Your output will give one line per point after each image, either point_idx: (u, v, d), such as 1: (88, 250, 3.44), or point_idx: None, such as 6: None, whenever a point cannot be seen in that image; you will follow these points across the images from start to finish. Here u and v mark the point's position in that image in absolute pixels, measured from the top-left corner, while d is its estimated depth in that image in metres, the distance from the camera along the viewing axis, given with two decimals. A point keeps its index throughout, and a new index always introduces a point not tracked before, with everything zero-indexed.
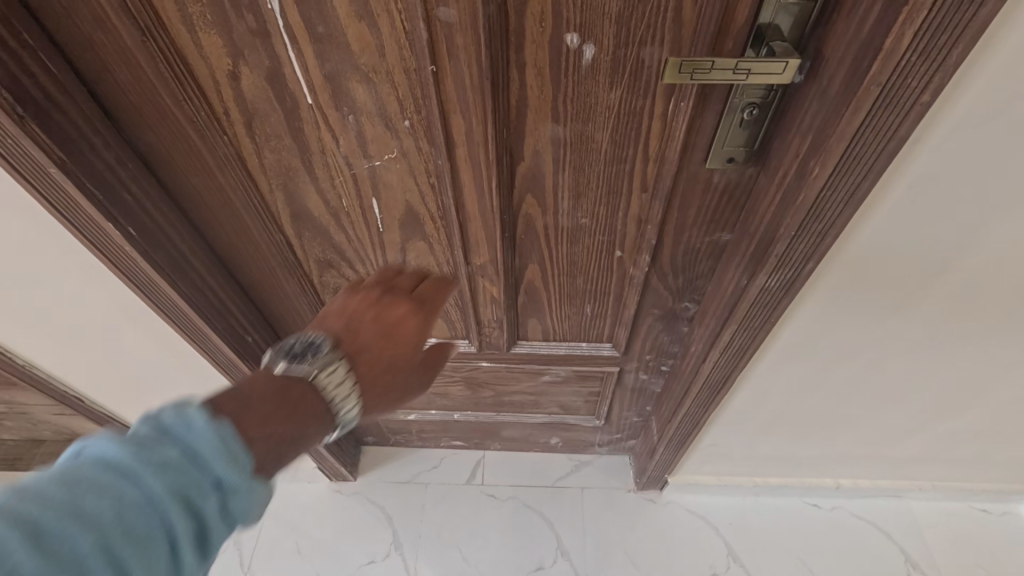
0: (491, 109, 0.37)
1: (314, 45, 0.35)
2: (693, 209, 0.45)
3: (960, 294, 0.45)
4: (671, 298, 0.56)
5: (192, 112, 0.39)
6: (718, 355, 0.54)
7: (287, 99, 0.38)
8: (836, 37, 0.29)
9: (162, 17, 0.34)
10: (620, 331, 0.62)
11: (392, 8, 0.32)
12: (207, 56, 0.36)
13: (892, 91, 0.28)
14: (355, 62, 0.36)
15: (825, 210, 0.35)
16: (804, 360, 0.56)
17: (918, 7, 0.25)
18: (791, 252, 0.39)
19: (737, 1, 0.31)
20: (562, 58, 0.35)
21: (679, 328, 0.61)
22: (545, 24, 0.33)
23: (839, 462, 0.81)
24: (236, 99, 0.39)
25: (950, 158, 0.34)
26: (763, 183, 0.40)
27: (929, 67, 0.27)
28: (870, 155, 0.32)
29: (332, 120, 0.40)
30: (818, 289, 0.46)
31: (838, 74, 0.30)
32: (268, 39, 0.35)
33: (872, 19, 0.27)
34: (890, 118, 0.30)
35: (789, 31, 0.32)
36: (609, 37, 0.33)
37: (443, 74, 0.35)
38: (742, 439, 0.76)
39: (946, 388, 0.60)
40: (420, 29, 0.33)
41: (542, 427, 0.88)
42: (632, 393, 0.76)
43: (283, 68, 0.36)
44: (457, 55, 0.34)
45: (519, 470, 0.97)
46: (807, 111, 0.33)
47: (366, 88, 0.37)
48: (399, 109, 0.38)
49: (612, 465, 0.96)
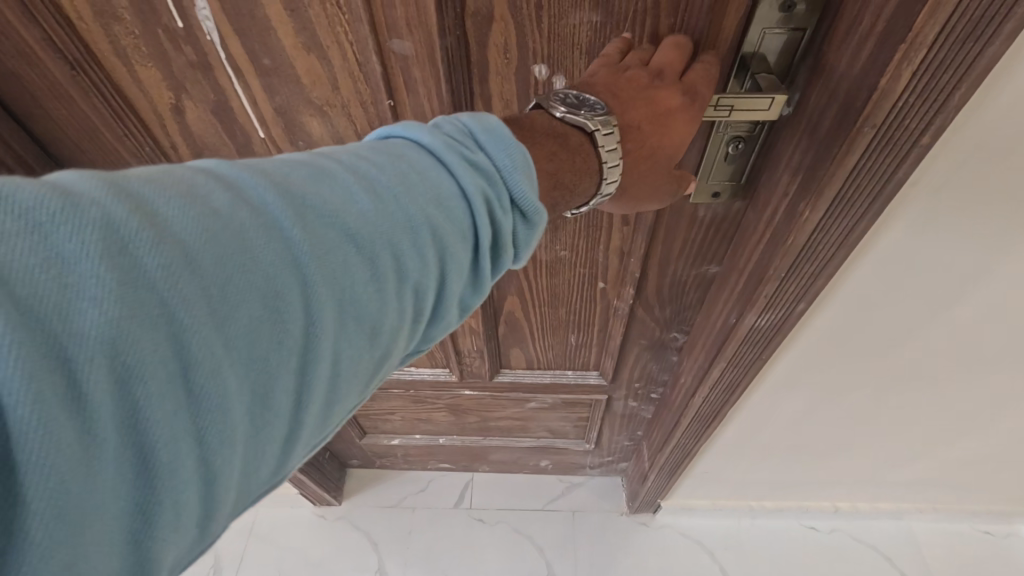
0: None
1: (261, 78, 0.32)
2: (678, 242, 0.42)
3: (966, 328, 0.43)
4: (659, 329, 0.53)
5: (136, 148, 0.36)
6: (709, 389, 0.51)
7: (237, 133, 0.35)
8: (826, 71, 0.27)
9: (93, 50, 0.31)
10: (607, 360, 0.59)
11: (342, 40, 0.29)
12: (147, 90, 0.33)
13: (888, 132, 0.26)
14: (307, 94, 0.33)
15: (816, 251, 0.33)
16: (799, 391, 0.54)
17: (916, 45, 0.23)
18: (781, 292, 0.37)
19: (719, 26, 0.28)
20: (530, 90, 0.32)
21: (668, 358, 0.58)
22: (510, 55, 0.30)
23: (837, 487, 0.78)
24: (183, 134, 0.36)
25: (954, 195, 0.31)
26: (751, 219, 0.37)
27: (928, 107, 0.24)
28: (865, 197, 0.29)
29: (289, 154, 0.37)
30: (813, 323, 0.43)
31: (828, 112, 0.27)
32: (210, 71, 0.32)
33: (865, 54, 0.24)
34: (885, 160, 0.27)
35: (775, 59, 0.29)
36: (581, 68, 0.31)
37: (403, 108, 0.32)
38: (736, 466, 0.73)
39: (948, 419, 0.58)
40: (373, 61, 0.30)
41: (530, 450, 0.86)
42: (622, 418, 0.73)
43: (229, 101, 0.33)
44: (415, 88, 0.31)
45: (508, 493, 0.94)
46: (796, 148, 0.30)
47: (321, 121, 0.34)
48: (359, 142, 0.35)
49: (604, 487, 0.94)
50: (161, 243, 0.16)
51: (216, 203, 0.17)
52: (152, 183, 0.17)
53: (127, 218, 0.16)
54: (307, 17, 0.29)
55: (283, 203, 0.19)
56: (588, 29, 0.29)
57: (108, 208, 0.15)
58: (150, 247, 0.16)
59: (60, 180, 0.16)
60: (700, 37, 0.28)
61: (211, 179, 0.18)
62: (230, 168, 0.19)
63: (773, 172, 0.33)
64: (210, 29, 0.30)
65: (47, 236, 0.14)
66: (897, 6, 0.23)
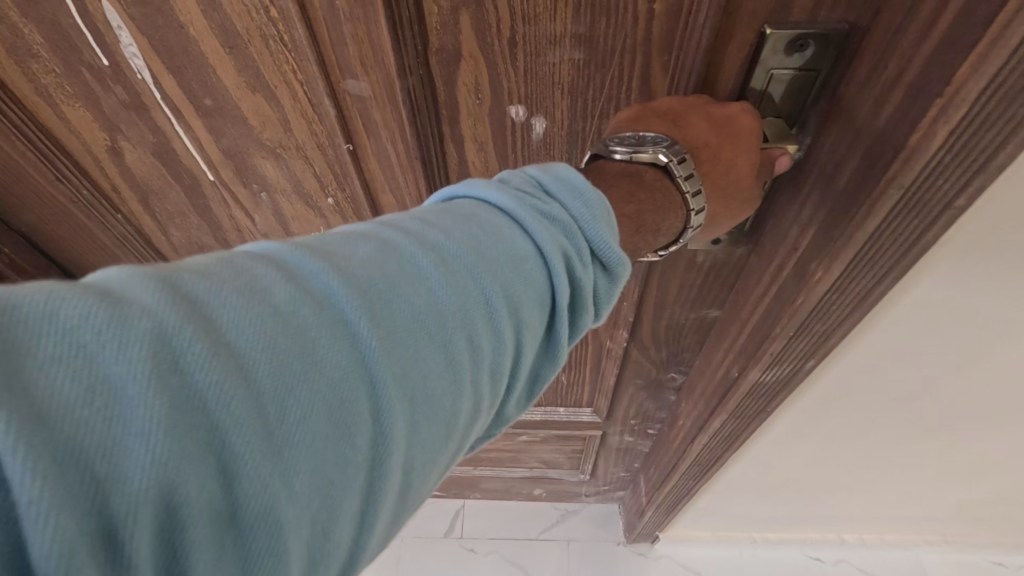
0: (427, 190, 0.30)
1: (204, 119, 0.28)
2: (674, 287, 0.39)
3: (992, 381, 0.39)
4: (654, 369, 0.49)
5: (72, 191, 0.33)
6: (710, 434, 0.48)
7: (184, 176, 0.32)
8: (844, 120, 0.23)
9: (11, 90, 0.27)
10: (601, 398, 0.56)
11: (291, 79, 0.26)
12: (78, 131, 0.29)
13: (917, 195, 0.22)
14: (257, 136, 0.29)
15: (828, 313, 0.29)
16: (807, 438, 0.50)
17: (955, 102, 0.19)
18: (788, 350, 0.33)
19: (719, 65, 0.24)
20: (506, 132, 0.28)
21: (666, 397, 0.55)
22: (482, 94, 0.27)
23: (845, 521, 0.75)
24: (124, 176, 0.32)
25: (990, 252, 0.27)
26: (754, 270, 0.33)
27: (965, 169, 0.21)
28: (886, 261, 0.25)
29: (244, 196, 0.33)
30: (823, 376, 0.40)
31: (846, 166, 0.24)
32: (145, 111, 0.28)
33: (893, 105, 0.21)
34: (911, 220, 0.23)
35: (784, 101, 0.25)
36: (563, 109, 0.27)
37: (364, 151, 0.29)
38: (738, 502, 0.70)
39: (967, 462, 0.54)
40: (327, 103, 0.26)
41: (523, 479, 0.82)
42: (618, 451, 0.69)
43: (171, 142, 0.30)
44: (376, 132, 0.27)
45: (501, 521, 0.91)
46: (809, 198, 0.26)
47: (276, 164, 0.31)
48: (319, 186, 0.32)
49: (601, 514, 0.90)
50: (217, 359, 0.13)
51: (275, 293, 0.14)
52: (207, 274, 0.14)
53: (177, 328, 0.13)
54: (248, 55, 0.25)
55: (351, 286, 0.15)
56: (569, 67, 0.25)
57: (156, 317, 0.13)
58: (212, 366, 0.13)
59: (104, 281, 0.13)
60: (697, 76, 0.25)
61: (274, 266, 0.15)
62: (294, 250, 0.16)
63: (779, 221, 0.29)
64: (140, 66, 0.26)
65: (79, 365, 0.12)
66: (935, 52, 0.19)
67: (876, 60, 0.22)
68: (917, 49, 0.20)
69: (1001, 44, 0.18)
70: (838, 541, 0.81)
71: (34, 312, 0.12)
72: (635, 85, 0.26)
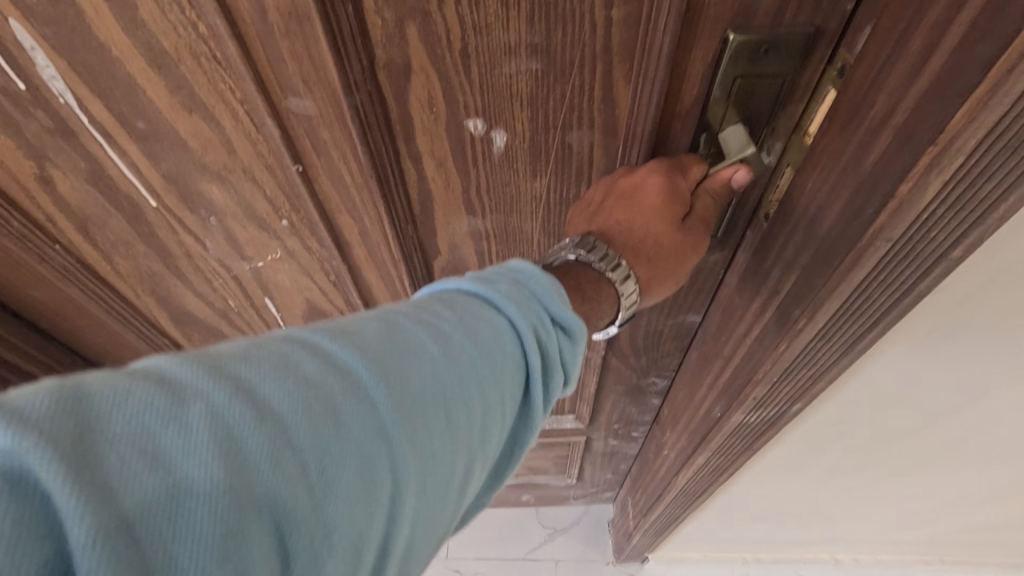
0: (386, 209, 0.29)
1: (140, 143, 0.26)
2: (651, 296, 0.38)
3: (990, 427, 0.37)
4: (635, 375, 0.48)
5: (2, 224, 0.30)
6: (698, 465, 0.47)
7: (124, 203, 0.30)
8: (830, 158, 0.22)
9: None
10: (583, 405, 0.55)
11: (230, 100, 0.24)
12: (2, 159, 0.27)
13: (906, 246, 0.21)
14: (199, 160, 0.27)
15: (814, 359, 0.28)
16: (796, 473, 0.49)
17: (946, 151, 0.18)
18: (774, 392, 0.32)
19: (683, 75, 0.23)
20: (466, 147, 0.27)
21: (648, 401, 0.54)
22: (437, 109, 0.25)
23: (842, 546, 0.71)
24: (57, 205, 0.30)
25: (988, 307, 0.25)
26: (738, 298, 0.32)
27: (960, 220, 0.19)
28: (873, 312, 0.24)
29: (191, 221, 0.31)
30: (811, 416, 0.38)
31: (832, 210, 0.23)
32: (74, 137, 0.26)
33: (882, 147, 0.20)
34: (902, 271, 0.22)
35: (751, 109, 0.24)
36: (524, 122, 0.26)
37: (315, 171, 0.27)
38: (728, 526, 0.68)
39: (972, 498, 0.50)
40: (269, 123, 0.24)
41: (510, 486, 0.81)
42: (603, 456, 0.69)
43: (106, 169, 0.28)
44: (326, 151, 0.26)
45: (486, 540, 0.87)
46: (793, 237, 0.26)
47: (223, 187, 0.29)
48: (271, 209, 0.30)
49: (588, 533, 0.86)
50: (259, 434, 0.14)
51: (303, 369, 0.16)
52: (244, 356, 0.16)
53: (222, 408, 0.14)
54: (180, 74, 0.23)
55: (371, 363, 0.17)
56: (528, 79, 0.24)
57: (203, 400, 0.14)
58: (258, 443, 0.14)
59: (158, 368, 0.14)
60: (662, 88, 0.23)
61: (306, 346, 0.17)
62: (319, 331, 0.18)
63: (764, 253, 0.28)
64: (61, 91, 0.24)
65: (139, 446, 0.13)
66: (921, 97, 0.18)
67: (863, 95, 0.20)
68: (909, 82, 0.18)
69: (1001, 94, 0.16)
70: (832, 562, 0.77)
71: (101, 398, 0.13)
72: (598, 93, 0.24)
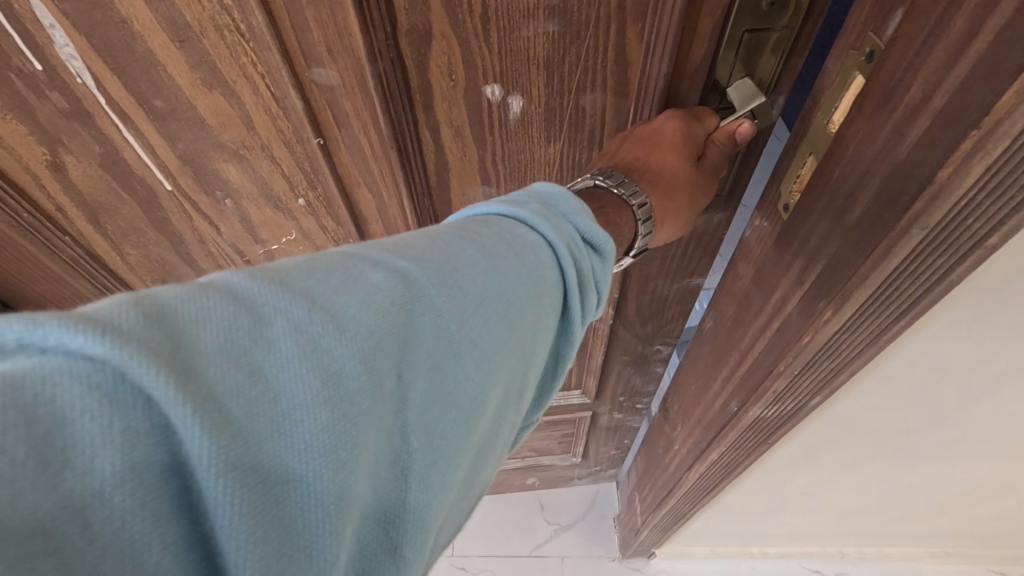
0: (405, 179, 0.29)
1: (156, 123, 0.26)
2: (658, 261, 0.39)
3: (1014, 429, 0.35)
4: (641, 344, 0.50)
5: (13, 217, 0.30)
6: (700, 468, 0.45)
7: (138, 188, 0.30)
8: (856, 143, 0.21)
9: None
10: (589, 379, 0.56)
11: (252, 73, 0.24)
12: (12, 148, 0.27)
13: (942, 233, 0.19)
14: (217, 138, 0.27)
15: (831, 359, 0.26)
16: (805, 474, 0.47)
17: (995, 130, 0.16)
18: (785, 395, 0.30)
19: (692, 31, 0.24)
20: (483, 114, 0.28)
21: (652, 370, 0.56)
22: (457, 76, 0.26)
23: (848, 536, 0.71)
24: (69, 195, 0.30)
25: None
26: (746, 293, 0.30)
27: (1003, 205, 0.17)
28: (900, 307, 0.22)
29: (203, 202, 0.31)
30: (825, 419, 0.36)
31: (860, 197, 0.21)
32: (89, 119, 0.26)
33: (918, 129, 0.18)
34: (931, 261, 0.20)
35: (757, 63, 0.26)
36: (540, 86, 0.27)
37: (335, 145, 0.28)
38: (733, 522, 0.68)
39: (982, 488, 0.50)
40: (293, 95, 0.25)
41: (515, 471, 0.82)
42: (608, 430, 0.70)
43: (121, 152, 0.28)
44: (348, 121, 0.26)
45: (492, 536, 0.86)
46: (821, 228, 0.24)
47: (240, 167, 0.29)
48: (287, 186, 0.30)
49: (593, 528, 0.86)
50: (341, 340, 0.15)
51: (363, 285, 0.16)
52: (308, 272, 0.16)
53: (301, 320, 0.15)
54: (203, 48, 0.23)
55: (428, 277, 0.18)
56: (544, 41, 0.25)
57: (282, 315, 0.15)
58: (339, 345, 0.15)
59: (231, 284, 0.15)
60: (673, 43, 0.24)
61: (363, 262, 0.17)
62: (371, 249, 0.18)
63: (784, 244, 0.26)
64: (80, 70, 0.24)
65: (234, 351, 0.13)
66: (965, 76, 0.16)
67: (893, 76, 0.19)
68: (951, 63, 0.17)
69: None
70: (837, 553, 0.77)
71: (184, 313, 0.13)
72: (611, 54, 0.25)
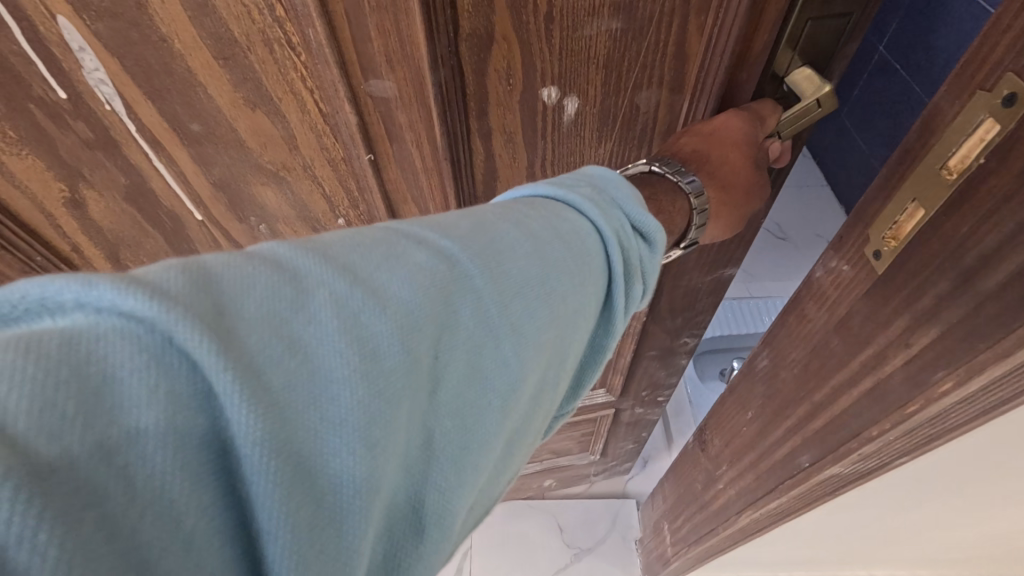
0: (456, 193, 0.28)
1: (189, 148, 0.24)
2: (695, 254, 0.39)
3: None
4: (669, 337, 0.50)
5: (25, 257, 0.29)
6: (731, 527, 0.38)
7: (165, 220, 0.28)
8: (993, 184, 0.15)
9: None
10: (616, 377, 0.55)
11: (301, 89, 0.22)
12: (26, 184, 0.25)
13: None
14: (256, 161, 0.25)
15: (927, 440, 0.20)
16: None
17: None
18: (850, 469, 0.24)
19: (757, 25, 0.24)
20: (537, 117, 0.26)
21: (676, 362, 0.56)
22: (514, 79, 0.25)
23: None
24: (85, 231, 0.28)
25: None
26: (800, 352, 0.25)
27: None
28: None
29: (237, 228, 0.29)
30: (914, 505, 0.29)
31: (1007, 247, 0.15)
32: (117, 149, 0.24)
33: None
34: None
35: (814, 52, 0.25)
36: (597, 85, 0.26)
37: (385, 161, 0.26)
38: None
39: None
40: (346, 111, 0.23)
41: (531, 476, 0.78)
42: (628, 425, 0.70)
43: (149, 183, 0.26)
44: (401, 136, 0.25)
45: (505, 561, 0.77)
46: (922, 307, 0.18)
47: (277, 190, 0.27)
48: (328, 208, 0.28)
49: (615, 553, 0.77)
50: (385, 321, 0.13)
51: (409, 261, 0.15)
52: (354, 246, 0.15)
53: (344, 296, 0.13)
54: (249, 65, 0.21)
55: (474, 256, 0.16)
56: (606, 38, 0.24)
57: (325, 287, 0.13)
58: (383, 326, 0.13)
59: (273, 256, 0.14)
60: (736, 36, 0.24)
61: (410, 239, 0.16)
62: (418, 226, 0.17)
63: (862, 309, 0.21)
64: (110, 96, 0.22)
65: (270, 324, 0.12)
66: None
67: None
68: None
69: None
70: None
71: (229, 280, 0.12)
72: (672, 49, 0.25)
